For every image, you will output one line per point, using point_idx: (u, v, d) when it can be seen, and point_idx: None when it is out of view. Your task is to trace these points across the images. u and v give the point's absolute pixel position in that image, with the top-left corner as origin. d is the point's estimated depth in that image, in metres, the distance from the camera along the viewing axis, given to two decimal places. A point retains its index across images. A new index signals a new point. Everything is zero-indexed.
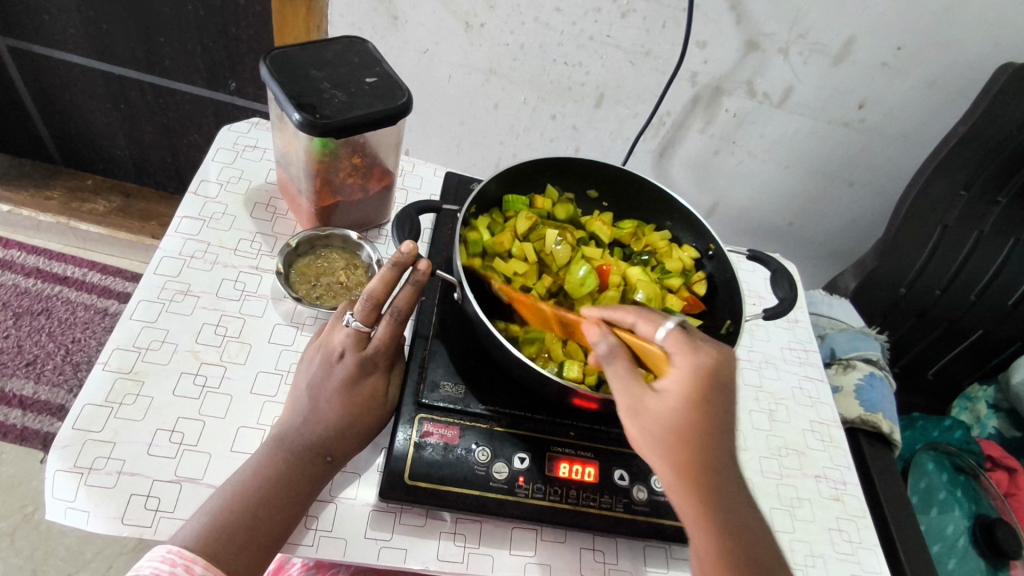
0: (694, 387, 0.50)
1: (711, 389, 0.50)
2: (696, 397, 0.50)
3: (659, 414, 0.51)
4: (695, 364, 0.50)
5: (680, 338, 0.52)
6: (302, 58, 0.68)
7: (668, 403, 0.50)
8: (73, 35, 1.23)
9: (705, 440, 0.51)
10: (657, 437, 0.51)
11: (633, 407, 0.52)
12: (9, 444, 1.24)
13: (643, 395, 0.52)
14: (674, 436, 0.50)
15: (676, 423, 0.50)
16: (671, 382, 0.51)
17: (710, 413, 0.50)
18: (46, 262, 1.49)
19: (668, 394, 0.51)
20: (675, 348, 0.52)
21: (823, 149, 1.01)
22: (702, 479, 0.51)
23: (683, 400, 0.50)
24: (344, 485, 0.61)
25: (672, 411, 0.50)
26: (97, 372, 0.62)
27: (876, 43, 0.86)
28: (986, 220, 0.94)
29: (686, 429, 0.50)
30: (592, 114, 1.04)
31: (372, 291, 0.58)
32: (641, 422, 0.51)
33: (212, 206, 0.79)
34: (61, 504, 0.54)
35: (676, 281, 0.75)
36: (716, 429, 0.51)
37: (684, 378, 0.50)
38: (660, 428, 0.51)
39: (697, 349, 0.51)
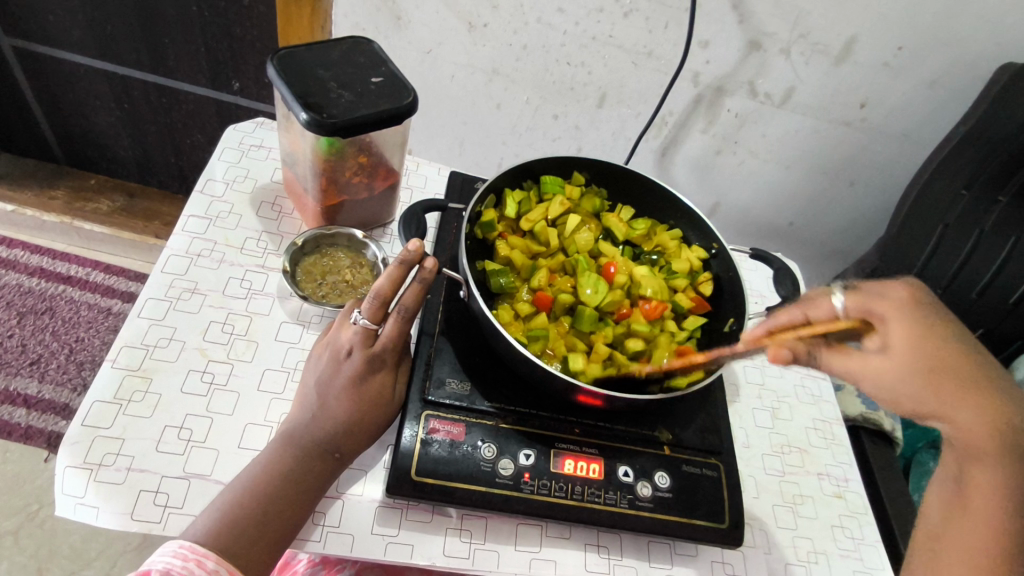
0: (918, 328, 0.52)
1: (926, 317, 0.52)
2: (926, 332, 0.51)
3: (898, 373, 0.51)
4: (895, 306, 0.53)
5: (862, 300, 0.53)
6: (308, 58, 0.68)
7: (906, 358, 0.51)
8: (78, 36, 1.24)
9: (959, 361, 0.52)
10: (920, 392, 0.51)
11: (874, 382, 0.52)
12: (14, 443, 1.24)
13: (871, 367, 0.52)
14: (937, 375, 0.51)
15: (935, 363, 0.51)
16: (890, 335, 0.52)
17: (946, 339, 0.52)
18: (50, 262, 1.49)
19: (898, 351, 0.52)
20: (867, 306, 0.53)
21: (825, 148, 1.02)
22: (972, 398, 0.52)
23: (916, 344, 0.51)
24: (351, 481, 0.61)
25: (911, 361, 0.51)
26: (106, 369, 0.62)
27: (878, 44, 0.87)
28: (986, 220, 0.93)
29: (939, 365, 0.51)
30: (595, 114, 1.04)
31: (380, 289, 0.59)
32: (887, 390, 0.52)
33: (218, 205, 0.79)
34: (71, 500, 0.54)
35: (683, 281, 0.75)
36: (959, 345, 0.52)
37: (905, 326, 0.52)
38: (918, 385, 0.51)
39: (881, 294, 0.54)
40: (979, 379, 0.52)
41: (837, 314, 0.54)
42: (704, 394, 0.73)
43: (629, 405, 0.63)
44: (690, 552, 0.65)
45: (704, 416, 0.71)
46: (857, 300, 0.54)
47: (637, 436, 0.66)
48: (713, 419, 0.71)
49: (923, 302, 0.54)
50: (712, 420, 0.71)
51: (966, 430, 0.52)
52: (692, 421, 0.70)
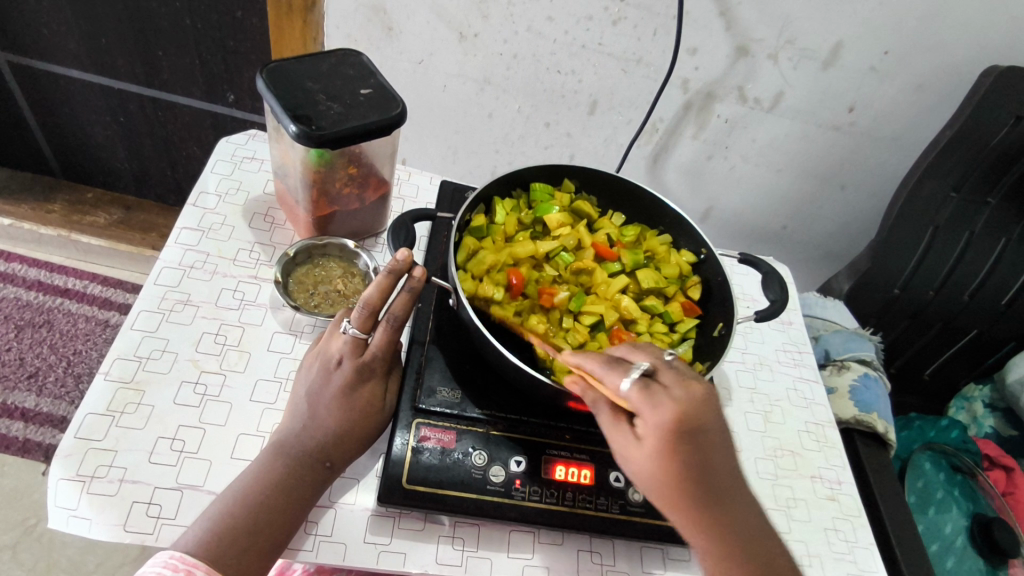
0: (664, 449, 0.50)
1: (685, 439, 0.50)
2: (665, 446, 0.50)
3: (642, 466, 0.52)
4: (660, 420, 0.50)
5: (638, 391, 0.50)
6: (298, 71, 0.69)
7: (649, 458, 0.51)
8: (73, 51, 1.25)
9: (698, 483, 0.51)
10: (657, 487, 0.52)
11: (623, 455, 0.54)
12: (12, 457, 1.24)
13: (625, 444, 0.53)
14: (674, 486, 0.51)
15: (678, 473, 0.51)
16: (647, 437, 0.51)
17: (690, 461, 0.51)
18: (47, 275, 1.50)
19: (647, 451, 0.51)
20: (642, 404, 0.50)
21: (814, 152, 1.03)
22: (717, 525, 0.51)
23: (659, 457, 0.51)
24: (343, 490, 0.62)
25: (652, 465, 0.51)
26: (99, 382, 0.63)
27: (863, 48, 0.88)
28: (976, 221, 0.96)
29: (674, 480, 0.51)
30: (586, 121, 1.05)
31: (369, 298, 0.59)
32: (629, 466, 0.53)
33: (211, 217, 0.80)
34: (64, 512, 0.55)
35: (672, 286, 0.76)
36: (705, 476, 0.51)
37: (655, 441, 0.50)
38: (650, 478, 0.52)
39: (658, 406, 0.50)
40: (731, 503, 0.52)
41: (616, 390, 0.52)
42: None
43: None
44: (683, 556, 0.65)
45: None
46: (640, 391, 0.51)
47: None
48: None
49: (700, 420, 0.51)
50: None
51: (705, 551, 0.52)
52: None
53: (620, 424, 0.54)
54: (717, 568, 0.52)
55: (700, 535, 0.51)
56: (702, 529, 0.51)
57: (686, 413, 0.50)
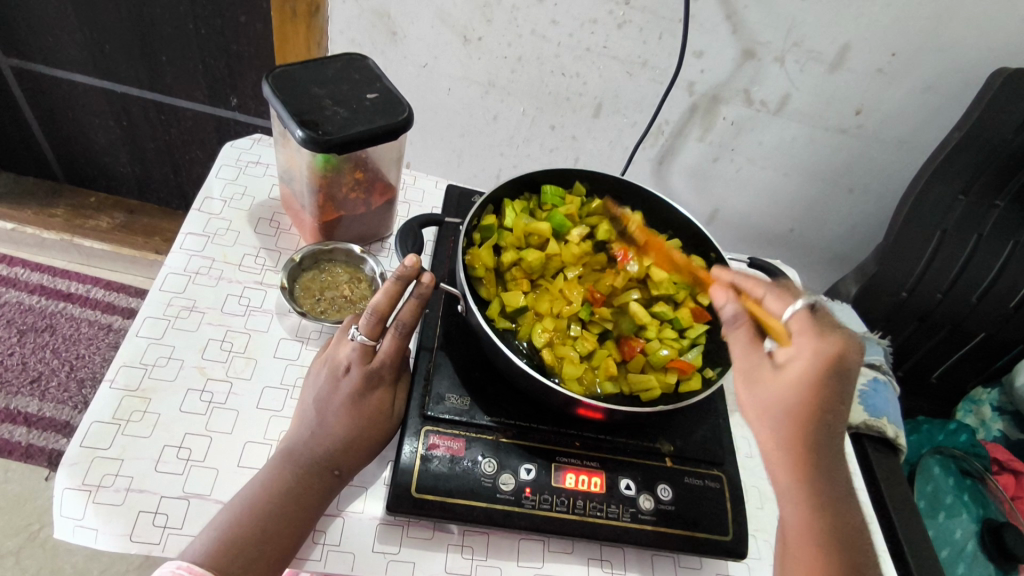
0: (816, 378, 0.52)
1: (831, 380, 0.52)
2: (811, 378, 0.52)
3: (775, 388, 0.53)
4: (825, 348, 0.52)
5: (806, 319, 0.55)
6: (304, 76, 0.69)
7: (787, 384, 0.52)
8: (76, 55, 1.25)
9: (822, 429, 0.52)
10: (775, 416, 0.53)
11: (749, 373, 0.55)
12: (14, 462, 1.24)
13: (762, 364, 0.55)
14: (799, 420, 0.52)
15: (809, 406, 0.51)
16: (794, 364, 0.53)
17: (829, 404, 0.52)
18: (50, 279, 1.50)
19: (785, 377, 0.53)
20: (804, 335, 0.54)
21: (821, 154, 1.02)
22: (819, 475, 0.52)
23: (802, 385, 0.52)
24: (351, 498, 0.61)
25: (785, 392, 0.52)
26: (105, 389, 0.62)
27: (871, 51, 0.87)
28: (985, 223, 0.95)
29: (803, 414, 0.51)
30: (591, 124, 1.05)
31: (377, 305, 0.59)
32: (757, 392, 0.54)
33: (216, 223, 0.79)
34: (70, 522, 0.54)
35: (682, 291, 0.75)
36: (831, 424, 0.52)
37: (807, 367, 0.52)
38: (775, 406, 0.53)
39: (822, 336, 0.53)
40: (839, 457, 0.53)
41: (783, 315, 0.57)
42: (706, 404, 0.73)
43: (629, 418, 0.62)
44: (694, 564, 0.64)
45: (706, 427, 0.70)
46: (801, 319, 0.55)
47: (638, 448, 0.66)
48: (715, 430, 0.70)
49: (850, 367, 0.52)
50: (713, 430, 0.70)
51: (795, 489, 0.52)
52: (693, 432, 0.69)
53: (756, 349, 0.56)
54: (803, 510, 0.52)
55: (805, 474, 0.52)
56: (808, 467, 0.52)
57: (844, 354, 0.52)
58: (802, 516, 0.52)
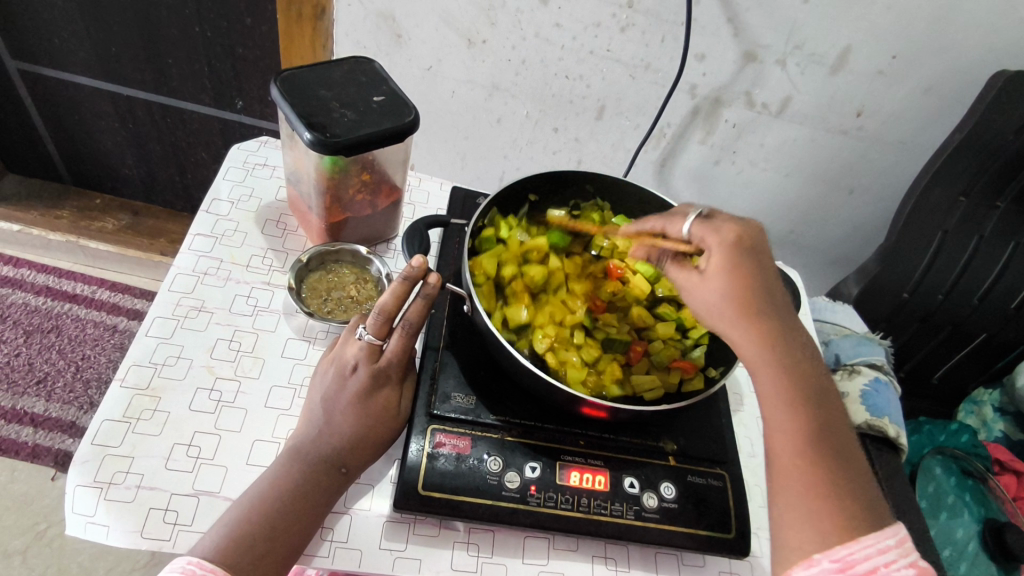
0: (730, 262, 0.54)
1: (746, 257, 0.55)
2: (728, 264, 0.55)
3: (705, 291, 0.56)
4: (725, 238, 0.55)
5: (704, 222, 0.58)
6: (311, 78, 0.70)
7: (715, 276, 0.55)
8: (84, 59, 1.26)
9: (762, 302, 0.54)
10: (720, 309, 0.55)
11: (686, 289, 0.58)
12: (21, 462, 1.25)
13: (691, 275, 0.58)
14: (740, 302, 0.54)
15: (744, 287, 0.54)
16: (712, 258, 0.55)
17: (755, 287, 0.54)
18: (56, 280, 1.51)
19: (712, 274, 0.55)
20: (705, 233, 0.57)
21: (823, 156, 1.03)
22: (779, 342, 0.54)
23: (720, 275, 0.55)
24: (358, 496, 0.62)
25: (717, 286, 0.55)
26: (115, 388, 0.63)
27: (871, 54, 0.88)
28: (985, 225, 0.95)
29: (734, 301, 0.54)
30: (594, 127, 1.06)
31: (384, 305, 0.59)
32: (696, 300, 0.57)
33: (224, 224, 0.80)
34: (81, 519, 0.55)
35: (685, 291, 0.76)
36: (767, 295, 0.55)
37: (719, 257, 0.55)
38: (717, 301, 0.55)
39: (721, 227, 0.56)
40: (785, 330, 0.54)
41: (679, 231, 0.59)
42: (709, 404, 0.74)
43: (633, 417, 0.63)
44: (697, 562, 0.65)
45: (709, 426, 0.71)
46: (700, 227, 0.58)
47: (642, 447, 0.67)
48: (718, 429, 0.71)
49: (754, 245, 0.55)
50: (716, 429, 0.71)
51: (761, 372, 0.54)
52: (697, 431, 0.70)
53: (686, 267, 0.59)
54: (778, 391, 0.53)
55: (762, 354, 0.54)
56: (760, 345, 0.54)
57: (744, 234, 0.55)
58: (774, 400, 0.53)
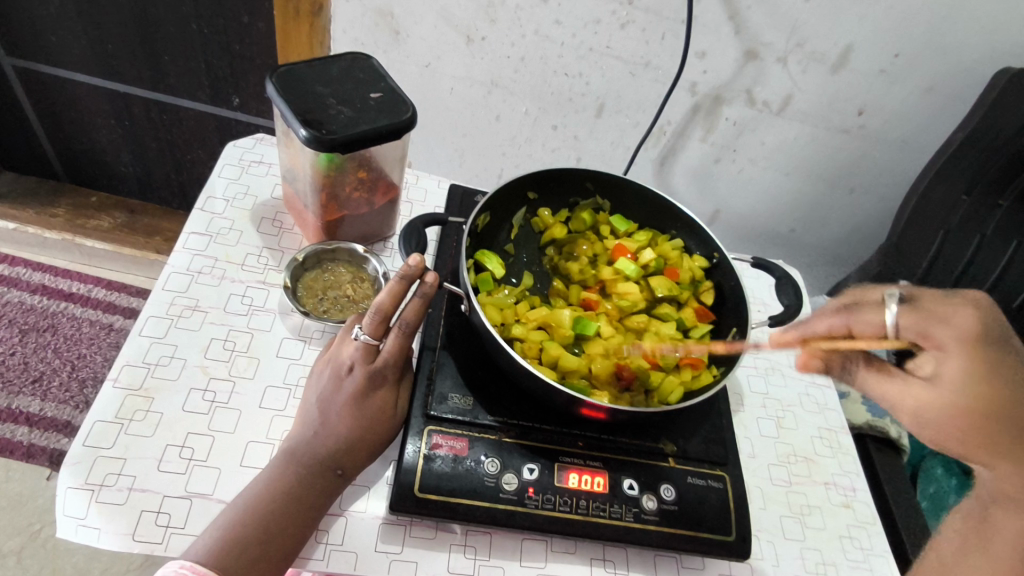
0: (976, 366, 0.51)
1: (988, 350, 0.52)
2: (983, 367, 0.51)
3: (943, 404, 0.53)
4: (962, 335, 0.52)
5: (920, 318, 0.53)
6: (308, 75, 0.69)
7: (951, 390, 0.52)
8: (79, 55, 1.25)
9: (1002, 406, 0.52)
10: (961, 428, 0.53)
11: (904, 403, 0.55)
12: (16, 462, 1.24)
13: (905, 391, 0.54)
14: (962, 419, 0.53)
15: (954, 405, 0.52)
16: (947, 367, 0.52)
17: (1004, 385, 0.51)
18: (52, 279, 1.49)
19: (945, 382, 0.52)
20: (926, 331, 0.53)
21: (824, 155, 1.02)
22: (1005, 443, 0.53)
23: (967, 384, 0.52)
24: (354, 498, 0.61)
25: (944, 400, 0.52)
26: (108, 389, 0.62)
27: (873, 52, 0.87)
28: (988, 224, 0.92)
29: (976, 412, 0.52)
30: (593, 125, 1.05)
31: (380, 304, 0.58)
32: (917, 416, 0.54)
33: (219, 222, 0.79)
34: (72, 521, 0.54)
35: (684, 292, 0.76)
36: (1018, 393, 0.52)
37: (959, 364, 0.52)
38: (944, 417, 0.53)
39: (952, 321, 0.52)
40: None
41: (878, 332, 0.54)
42: (709, 404, 0.73)
43: (632, 418, 0.62)
44: (697, 565, 0.64)
45: (709, 427, 0.70)
46: (910, 320, 0.53)
47: (641, 448, 0.66)
48: (719, 430, 0.70)
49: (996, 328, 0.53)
50: (717, 430, 0.70)
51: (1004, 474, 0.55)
52: (697, 432, 0.69)
53: (891, 376, 0.55)
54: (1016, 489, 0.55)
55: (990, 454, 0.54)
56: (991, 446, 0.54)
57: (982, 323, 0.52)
58: (1012, 501, 0.55)
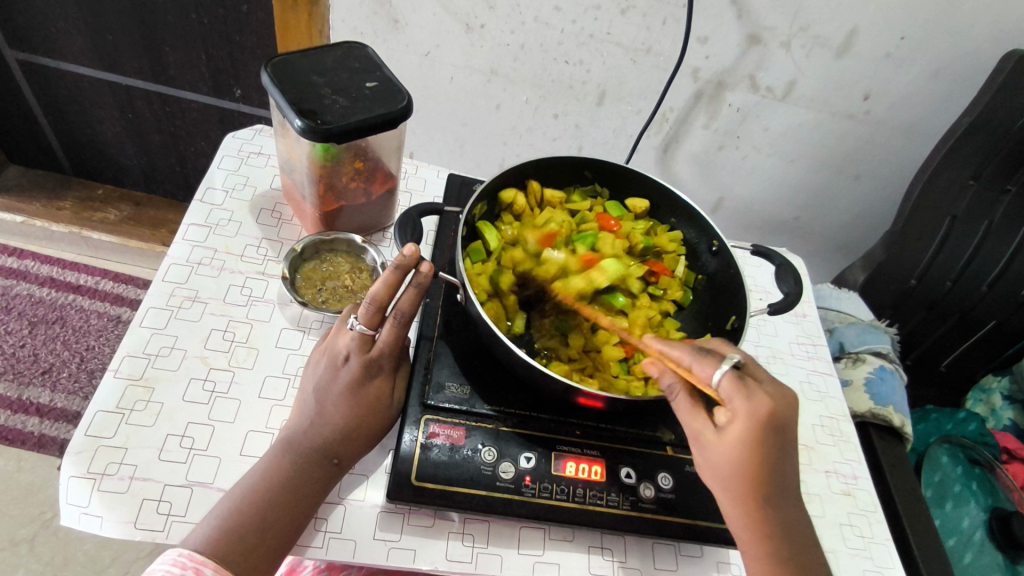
0: (749, 437, 0.50)
1: (763, 440, 0.50)
2: (764, 446, 0.50)
3: (716, 452, 0.52)
4: (749, 412, 0.50)
5: (731, 382, 0.51)
6: (302, 65, 0.68)
7: (723, 447, 0.51)
8: (82, 48, 1.25)
9: (764, 487, 0.52)
10: (720, 476, 0.53)
11: (692, 439, 0.54)
12: (28, 452, 1.26)
13: (699, 431, 0.53)
14: (730, 480, 0.52)
15: (725, 463, 0.52)
16: (729, 427, 0.51)
17: (767, 460, 0.51)
18: (60, 271, 1.51)
19: (723, 440, 0.52)
20: (733, 395, 0.51)
21: (828, 141, 1.00)
22: (756, 524, 0.52)
23: (739, 447, 0.51)
24: (352, 486, 0.61)
25: (724, 459, 0.52)
26: (109, 379, 0.63)
27: (878, 35, 0.85)
28: (995, 211, 0.93)
29: (744, 474, 0.51)
30: (595, 112, 1.04)
31: (376, 294, 0.58)
32: (701, 452, 0.54)
33: (219, 213, 0.80)
34: (75, 510, 0.55)
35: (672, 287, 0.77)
36: (769, 486, 0.52)
37: (741, 429, 0.50)
38: (725, 471, 0.52)
39: (751, 397, 0.50)
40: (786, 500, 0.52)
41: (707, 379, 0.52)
42: None
43: (630, 407, 0.62)
44: (695, 553, 0.64)
45: None
46: (732, 381, 0.51)
47: (639, 437, 0.66)
48: None
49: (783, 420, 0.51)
50: None
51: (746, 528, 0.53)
52: None
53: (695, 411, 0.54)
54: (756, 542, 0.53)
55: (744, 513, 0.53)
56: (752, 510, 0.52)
57: (766, 413, 0.50)
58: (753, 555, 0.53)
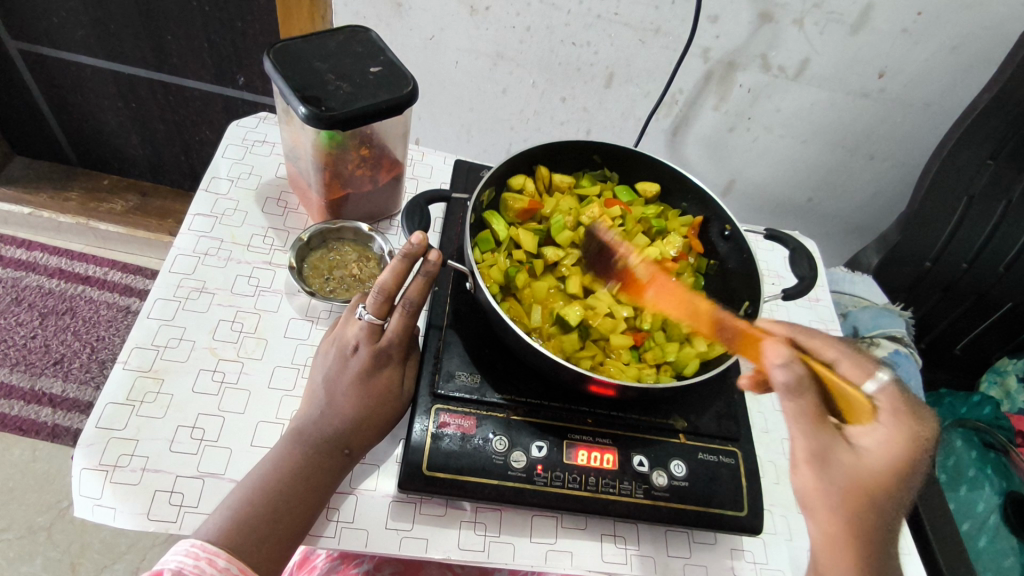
0: (902, 458, 0.49)
1: (916, 471, 0.50)
2: (910, 472, 0.50)
3: (857, 467, 0.50)
4: (903, 433, 0.50)
5: (890, 398, 0.52)
6: (305, 51, 0.67)
7: (875, 463, 0.50)
8: (83, 37, 1.24)
9: (882, 513, 0.50)
10: (845, 491, 0.50)
11: (829, 451, 0.50)
12: (42, 442, 1.27)
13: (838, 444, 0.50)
14: (857, 500, 0.50)
15: (865, 484, 0.50)
16: (881, 444, 0.50)
17: (900, 486, 0.50)
18: (68, 263, 1.51)
19: (874, 456, 0.50)
20: (888, 411, 0.52)
21: (842, 121, 0.98)
22: (862, 544, 0.50)
23: (893, 467, 0.49)
24: (363, 476, 0.61)
25: (867, 474, 0.50)
26: (118, 371, 0.63)
27: (895, 11, 0.83)
28: (1014, 189, 0.90)
29: (878, 494, 0.49)
30: (603, 95, 1.02)
31: (384, 284, 0.57)
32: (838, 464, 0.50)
33: (224, 203, 0.79)
34: (88, 502, 0.55)
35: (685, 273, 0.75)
36: (891, 512, 0.50)
37: (897, 447, 0.50)
38: (859, 487, 0.49)
39: (902, 421, 0.51)
40: (886, 530, 0.51)
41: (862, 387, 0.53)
42: (722, 379, 0.72)
43: (643, 395, 0.61)
44: (708, 539, 0.64)
45: (721, 403, 0.69)
46: (886, 396, 0.53)
47: (651, 425, 0.65)
48: (731, 405, 0.69)
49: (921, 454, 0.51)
50: (729, 406, 0.69)
51: (844, 545, 0.50)
52: (709, 407, 0.68)
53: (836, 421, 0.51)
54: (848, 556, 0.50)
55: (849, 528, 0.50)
56: (858, 530, 0.50)
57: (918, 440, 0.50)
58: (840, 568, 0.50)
